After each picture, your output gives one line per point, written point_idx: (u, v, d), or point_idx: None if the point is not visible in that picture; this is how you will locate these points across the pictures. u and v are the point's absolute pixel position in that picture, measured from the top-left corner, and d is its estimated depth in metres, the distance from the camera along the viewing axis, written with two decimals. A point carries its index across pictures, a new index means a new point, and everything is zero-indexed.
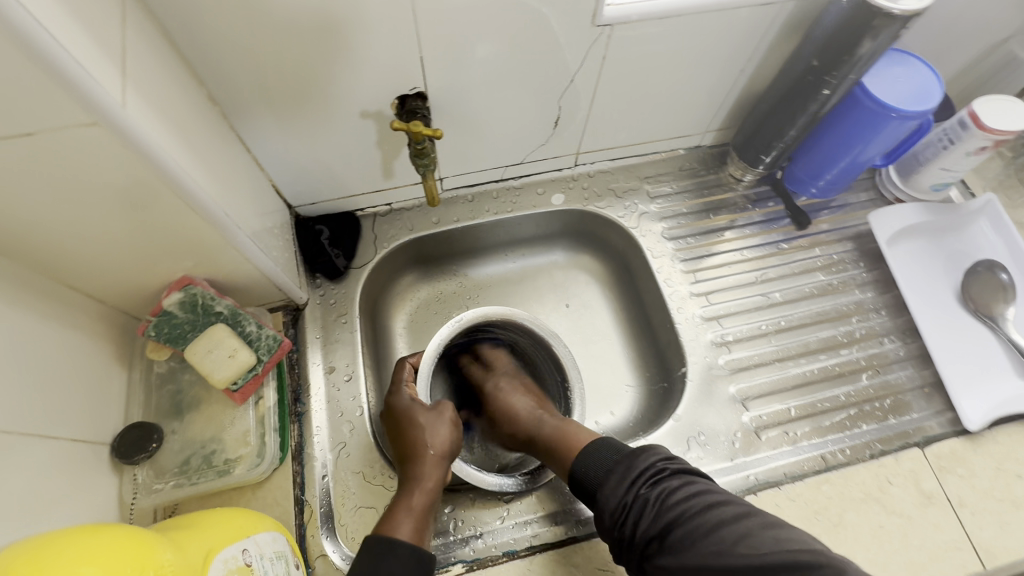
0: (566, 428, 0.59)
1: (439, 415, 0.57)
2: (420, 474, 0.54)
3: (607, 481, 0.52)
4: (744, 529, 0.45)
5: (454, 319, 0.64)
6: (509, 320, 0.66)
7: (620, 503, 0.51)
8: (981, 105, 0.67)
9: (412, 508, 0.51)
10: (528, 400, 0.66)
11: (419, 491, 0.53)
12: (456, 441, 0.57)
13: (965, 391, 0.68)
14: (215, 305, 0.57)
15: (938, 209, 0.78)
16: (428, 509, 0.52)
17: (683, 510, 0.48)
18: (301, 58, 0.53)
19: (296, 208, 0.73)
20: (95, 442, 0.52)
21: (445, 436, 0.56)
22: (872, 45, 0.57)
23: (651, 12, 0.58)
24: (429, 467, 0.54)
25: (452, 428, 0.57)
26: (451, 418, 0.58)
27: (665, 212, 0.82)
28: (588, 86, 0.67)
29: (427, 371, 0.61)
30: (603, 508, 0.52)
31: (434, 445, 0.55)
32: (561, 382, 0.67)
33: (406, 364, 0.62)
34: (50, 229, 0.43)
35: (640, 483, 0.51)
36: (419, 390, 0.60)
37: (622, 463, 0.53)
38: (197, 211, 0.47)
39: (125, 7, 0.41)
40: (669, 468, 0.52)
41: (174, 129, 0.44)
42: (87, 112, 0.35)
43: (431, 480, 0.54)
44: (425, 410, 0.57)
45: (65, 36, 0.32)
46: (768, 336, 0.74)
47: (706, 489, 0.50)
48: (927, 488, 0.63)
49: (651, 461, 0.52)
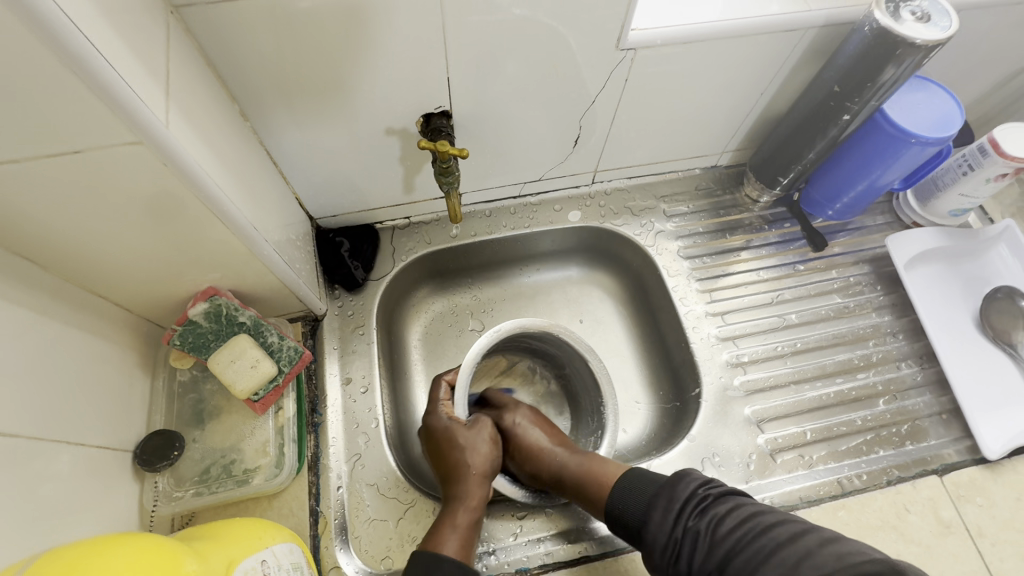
0: (590, 465, 0.59)
1: (478, 435, 0.60)
2: (463, 492, 0.56)
3: (652, 518, 0.52)
4: (802, 549, 0.44)
5: (493, 330, 0.64)
6: (548, 332, 0.67)
7: (669, 541, 0.51)
8: (1001, 133, 0.67)
9: (458, 525, 0.54)
10: (551, 435, 0.63)
11: (464, 508, 0.55)
12: (495, 459, 0.60)
13: (985, 420, 0.68)
14: (239, 316, 0.58)
15: (956, 233, 0.78)
16: (475, 525, 0.55)
17: (736, 536, 0.47)
18: (332, 77, 0.54)
19: (317, 220, 0.74)
20: (118, 449, 0.53)
21: (484, 455, 0.59)
22: (898, 69, 0.58)
23: (674, 37, 0.59)
24: (472, 485, 0.56)
25: (492, 447, 0.60)
26: (490, 436, 0.61)
27: (681, 231, 0.82)
28: (610, 106, 0.68)
29: (462, 389, 0.62)
30: (653, 547, 0.51)
31: (474, 464, 0.58)
32: (596, 400, 0.68)
33: (442, 381, 0.63)
34: (88, 240, 0.44)
35: (686, 516, 0.51)
36: (455, 410, 0.62)
37: (662, 496, 0.53)
38: (230, 224, 0.48)
39: (169, 30, 0.42)
40: (711, 494, 0.52)
41: (210, 145, 0.45)
42: (132, 131, 0.36)
43: (475, 498, 0.56)
44: (464, 429, 0.60)
45: (116, 59, 0.34)
46: (784, 357, 0.74)
47: (756, 512, 0.49)
48: (945, 517, 0.62)
49: (691, 489, 0.52)
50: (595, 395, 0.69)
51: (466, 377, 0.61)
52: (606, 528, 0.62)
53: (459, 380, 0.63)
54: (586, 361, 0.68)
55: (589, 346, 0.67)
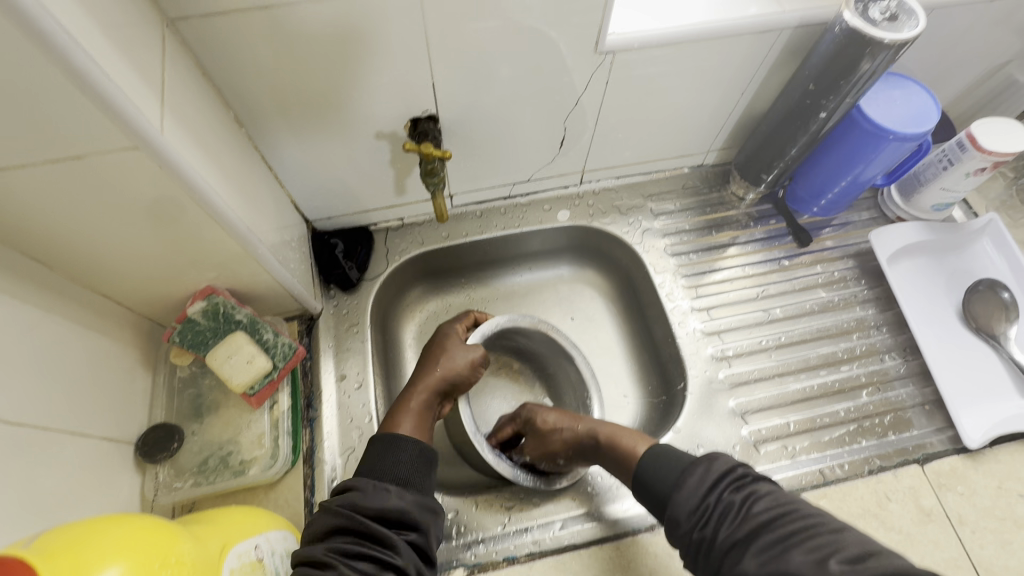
0: (615, 435, 0.60)
1: (463, 351, 0.63)
2: (423, 384, 0.60)
3: (685, 484, 0.49)
4: (839, 541, 0.40)
5: (493, 319, 0.70)
6: (537, 330, 0.72)
7: (698, 508, 0.48)
8: (978, 127, 0.68)
9: (410, 406, 0.58)
10: (563, 413, 0.67)
11: (419, 395, 0.59)
12: (466, 376, 0.63)
13: (967, 410, 0.69)
14: (236, 314, 0.61)
15: (939, 227, 0.79)
16: (424, 415, 0.58)
17: (771, 518, 0.44)
18: (323, 85, 0.57)
19: (313, 222, 0.77)
20: (120, 441, 0.55)
21: (459, 367, 0.62)
22: (873, 63, 0.59)
23: (651, 39, 0.60)
24: (433, 381, 0.60)
25: (469, 367, 0.63)
26: (475, 360, 0.64)
27: (668, 229, 0.84)
28: (593, 107, 0.70)
29: (480, 331, 0.68)
30: (680, 511, 0.48)
31: (444, 367, 0.62)
32: (580, 396, 0.73)
33: (470, 314, 0.70)
34: (90, 241, 0.47)
35: (721, 487, 0.48)
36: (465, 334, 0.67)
37: (701, 465, 0.50)
38: (224, 226, 0.50)
39: (164, 43, 0.45)
40: (750, 474, 0.49)
41: (204, 150, 0.48)
42: (128, 138, 0.38)
43: (428, 392, 0.60)
44: (453, 342, 0.64)
45: (112, 71, 0.36)
46: (768, 351, 0.75)
47: (797, 501, 0.45)
48: (926, 505, 0.64)
49: (729, 466, 0.49)
50: (579, 390, 0.73)
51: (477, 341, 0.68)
52: (594, 518, 0.63)
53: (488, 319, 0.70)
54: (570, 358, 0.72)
55: (570, 345, 0.71)
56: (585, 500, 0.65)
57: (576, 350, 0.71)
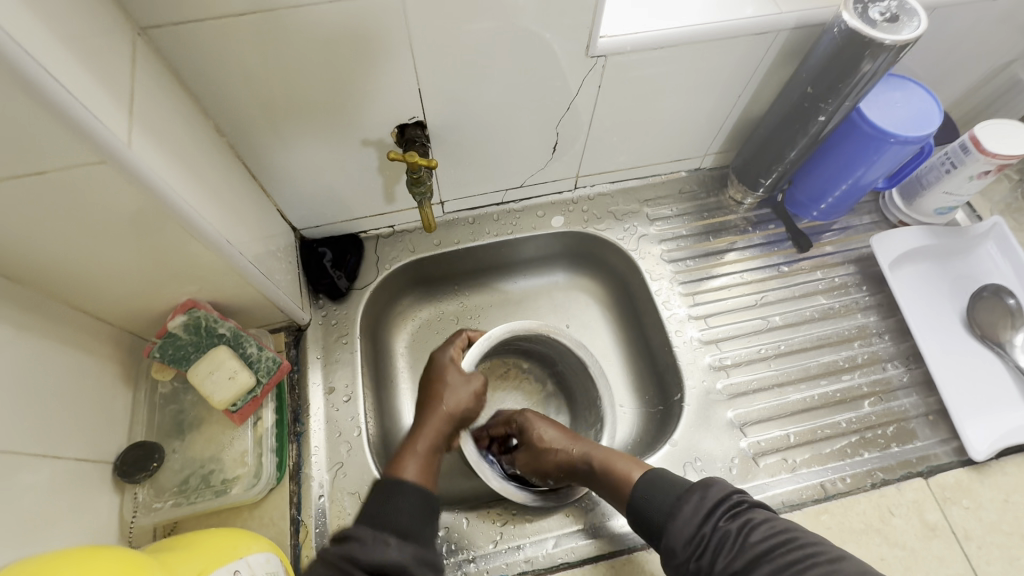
0: (609, 459, 0.59)
1: (463, 381, 0.63)
2: (429, 423, 0.59)
3: (680, 513, 0.49)
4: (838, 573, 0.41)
5: (484, 336, 0.67)
6: (538, 333, 0.69)
7: (694, 538, 0.48)
8: (982, 130, 0.66)
9: (416, 448, 0.57)
10: (560, 430, 0.65)
11: (424, 436, 0.58)
12: (470, 407, 0.62)
13: (972, 421, 0.67)
14: (218, 327, 0.59)
15: (942, 232, 0.77)
16: (433, 454, 0.57)
17: (768, 549, 0.44)
18: (305, 93, 0.55)
19: (301, 231, 0.75)
20: (97, 461, 0.54)
21: (461, 399, 0.62)
22: (874, 64, 0.57)
23: (644, 43, 0.59)
24: (438, 418, 0.60)
25: (472, 398, 0.63)
26: (477, 389, 0.63)
27: (665, 234, 0.82)
28: (586, 112, 0.68)
29: (477, 350, 0.66)
30: (675, 541, 0.49)
31: (448, 402, 0.61)
32: (592, 393, 0.70)
33: (462, 334, 0.67)
34: (61, 258, 0.45)
35: (717, 516, 0.48)
36: (461, 357, 0.65)
37: (696, 493, 0.50)
38: (202, 240, 0.49)
39: (135, 52, 0.43)
40: (746, 501, 0.49)
41: (179, 163, 0.46)
42: (94, 152, 0.37)
43: (435, 429, 0.59)
44: (453, 372, 0.63)
45: (73, 84, 0.34)
46: (768, 360, 0.73)
47: (793, 528, 0.45)
48: (930, 520, 0.62)
49: (724, 493, 0.49)
50: (589, 386, 0.71)
51: (472, 361, 0.65)
52: (588, 536, 0.62)
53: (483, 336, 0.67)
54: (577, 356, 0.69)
55: (575, 343, 0.68)
56: (582, 516, 0.63)
57: (582, 346, 0.68)
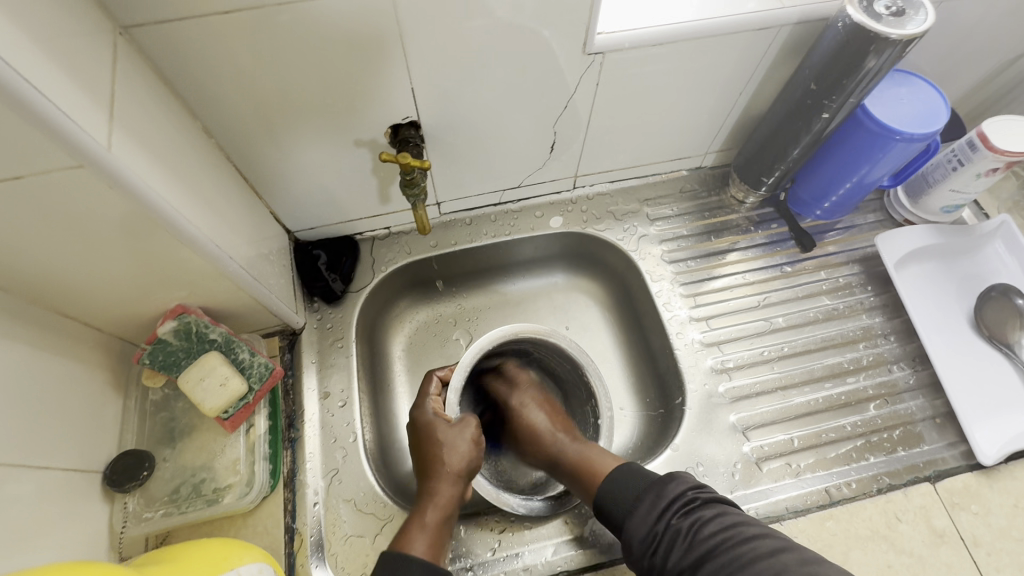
0: (587, 454, 0.59)
1: (459, 433, 0.58)
2: (435, 490, 0.55)
3: (637, 511, 0.52)
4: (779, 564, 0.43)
5: (459, 367, 0.62)
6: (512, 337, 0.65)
7: (649, 535, 0.50)
8: (990, 126, 0.65)
9: (425, 524, 0.53)
10: (551, 418, 0.65)
11: (432, 507, 0.54)
12: (475, 459, 0.58)
13: (981, 424, 0.65)
14: (209, 332, 0.58)
15: (949, 230, 0.76)
16: (443, 525, 0.54)
17: (715, 545, 0.47)
18: (296, 93, 0.54)
19: (295, 233, 0.74)
20: (86, 471, 0.53)
21: (463, 454, 0.57)
22: (879, 60, 0.55)
23: (642, 39, 0.57)
24: (444, 483, 0.56)
25: (474, 448, 0.58)
26: (474, 436, 0.59)
27: (665, 234, 0.81)
28: (584, 110, 0.67)
29: (456, 385, 0.61)
30: (632, 537, 0.51)
31: (450, 462, 0.56)
32: (577, 375, 0.68)
33: (434, 376, 0.63)
34: (44, 265, 0.44)
35: (670, 513, 0.50)
36: (443, 406, 0.61)
37: (651, 492, 0.52)
38: (190, 244, 0.48)
39: (117, 53, 0.42)
40: (700, 497, 0.51)
41: (164, 166, 0.45)
42: (73, 156, 0.36)
43: (444, 497, 0.55)
44: (446, 425, 0.58)
45: (49, 86, 0.33)
46: (771, 362, 0.72)
47: (743, 521, 0.48)
48: (938, 526, 0.60)
49: (680, 490, 0.51)
50: (572, 370, 0.68)
51: (455, 399, 0.61)
52: (587, 544, 0.60)
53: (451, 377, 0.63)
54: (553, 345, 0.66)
55: (550, 333, 0.65)
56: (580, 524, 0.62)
57: (556, 333, 0.65)
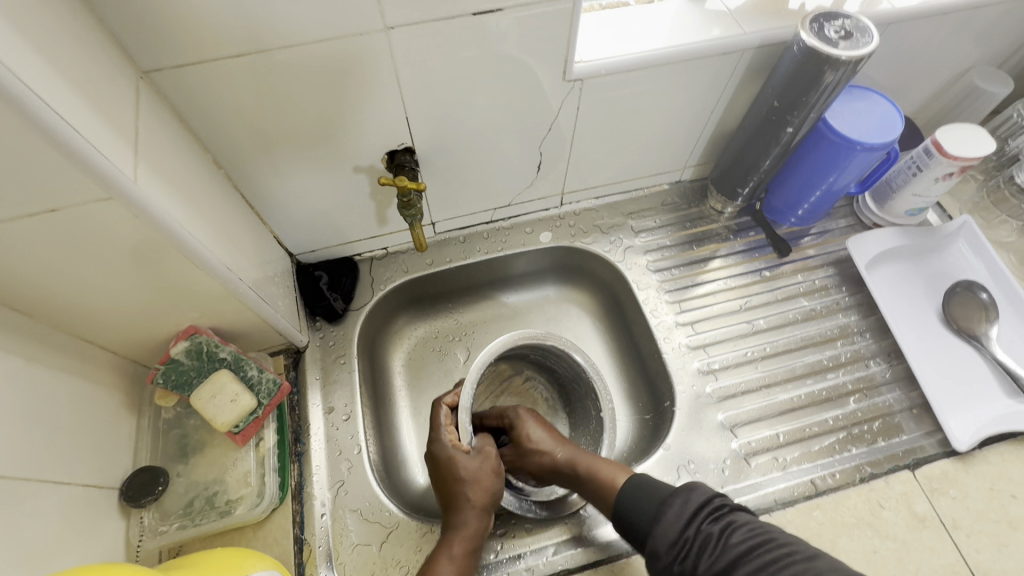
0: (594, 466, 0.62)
1: (480, 465, 0.61)
2: (462, 522, 0.58)
3: (664, 517, 0.53)
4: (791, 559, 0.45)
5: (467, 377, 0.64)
6: (513, 343, 0.67)
7: (677, 540, 0.51)
8: (943, 134, 0.70)
9: (454, 555, 0.56)
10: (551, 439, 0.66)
11: (460, 539, 0.57)
12: (496, 491, 0.61)
13: (953, 412, 0.69)
14: (219, 351, 0.62)
15: (912, 232, 0.81)
16: (469, 556, 0.56)
17: (746, 549, 0.47)
18: (299, 124, 0.58)
19: (297, 256, 0.78)
20: (104, 487, 0.55)
21: (485, 487, 0.60)
22: (835, 76, 0.60)
23: (618, 65, 0.63)
24: (470, 517, 0.58)
25: (494, 478, 0.61)
26: (494, 467, 0.62)
27: (650, 246, 0.85)
28: (567, 131, 0.71)
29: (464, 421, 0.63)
30: (659, 543, 0.52)
31: (475, 496, 0.59)
32: (572, 369, 0.71)
33: (441, 406, 0.64)
34: (70, 291, 0.48)
35: (699, 519, 0.51)
36: (459, 437, 0.63)
37: (679, 498, 0.53)
38: (204, 267, 0.51)
39: (138, 94, 0.46)
40: (726, 504, 0.52)
41: (181, 195, 0.49)
42: (104, 189, 0.40)
43: (472, 530, 0.58)
44: (467, 458, 0.61)
45: (88, 129, 0.38)
46: (754, 362, 0.75)
47: (771, 530, 0.49)
48: (919, 511, 0.63)
49: (706, 497, 0.53)
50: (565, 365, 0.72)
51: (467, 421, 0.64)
52: (588, 541, 0.63)
53: (460, 402, 0.64)
54: (546, 346, 0.69)
55: (543, 334, 0.68)
56: (585, 521, 0.64)
57: (546, 334, 0.68)
